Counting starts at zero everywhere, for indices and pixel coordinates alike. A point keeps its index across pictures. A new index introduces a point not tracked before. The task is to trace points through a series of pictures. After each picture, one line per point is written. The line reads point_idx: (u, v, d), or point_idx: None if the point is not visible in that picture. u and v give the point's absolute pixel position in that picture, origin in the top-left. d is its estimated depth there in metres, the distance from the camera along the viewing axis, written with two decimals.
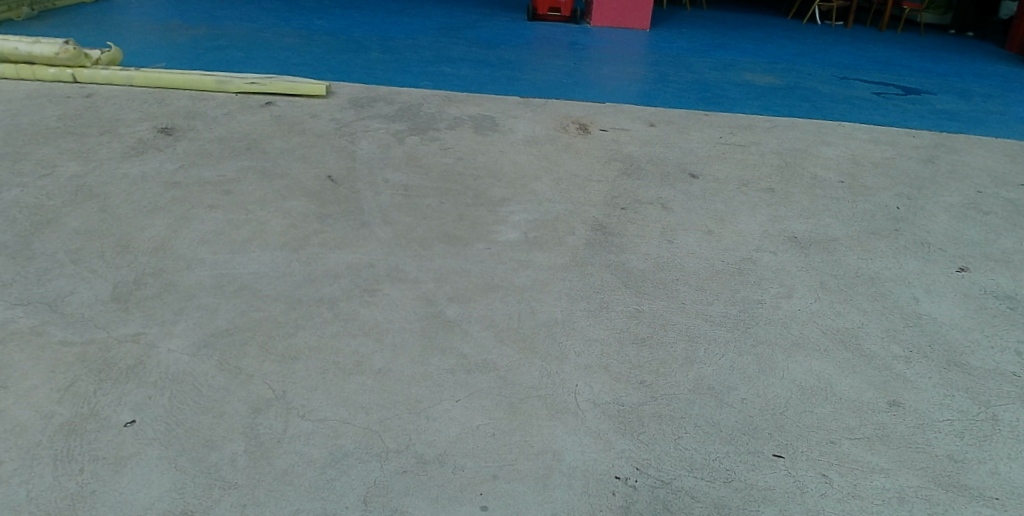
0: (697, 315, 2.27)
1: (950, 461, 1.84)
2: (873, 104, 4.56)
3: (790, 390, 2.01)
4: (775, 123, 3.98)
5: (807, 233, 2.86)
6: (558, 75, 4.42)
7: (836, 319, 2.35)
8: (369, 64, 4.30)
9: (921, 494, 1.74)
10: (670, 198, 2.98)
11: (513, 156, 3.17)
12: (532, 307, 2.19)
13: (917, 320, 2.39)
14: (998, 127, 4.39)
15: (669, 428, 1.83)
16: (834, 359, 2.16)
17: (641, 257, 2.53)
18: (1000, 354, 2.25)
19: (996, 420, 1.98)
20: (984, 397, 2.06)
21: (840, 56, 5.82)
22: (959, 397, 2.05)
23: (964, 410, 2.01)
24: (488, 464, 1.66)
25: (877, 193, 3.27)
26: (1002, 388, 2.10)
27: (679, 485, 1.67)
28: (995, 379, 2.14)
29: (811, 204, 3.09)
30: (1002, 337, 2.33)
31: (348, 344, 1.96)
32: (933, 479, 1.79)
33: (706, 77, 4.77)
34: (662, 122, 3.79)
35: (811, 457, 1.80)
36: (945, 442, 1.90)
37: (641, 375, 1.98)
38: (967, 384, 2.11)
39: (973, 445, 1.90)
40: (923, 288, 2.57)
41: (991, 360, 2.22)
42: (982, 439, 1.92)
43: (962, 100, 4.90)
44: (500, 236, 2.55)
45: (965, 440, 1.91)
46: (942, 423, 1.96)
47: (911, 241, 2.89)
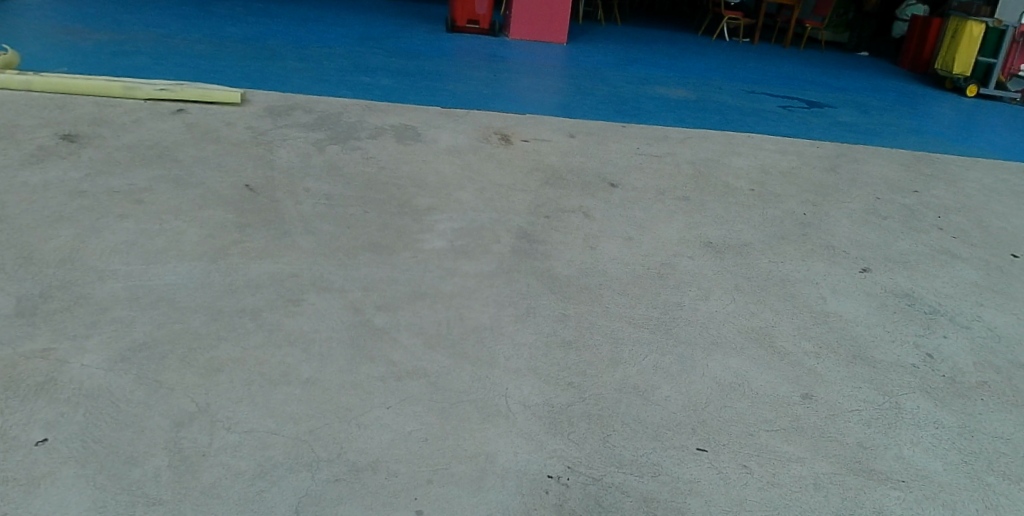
0: (621, 317, 2.34)
1: (860, 448, 1.97)
2: (780, 117, 4.81)
3: (710, 387, 2.11)
4: (689, 135, 4.14)
5: (721, 239, 2.98)
6: (478, 87, 4.46)
7: (750, 318, 2.48)
8: (286, 73, 4.21)
9: (834, 480, 1.85)
10: (591, 206, 3.05)
11: (436, 166, 3.18)
12: (461, 313, 2.20)
13: (825, 317, 2.58)
14: (890, 140, 4.74)
15: (598, 427, 1.87)
16: (749, 356, 2.29)
17: (566, 263, 2.58)
18: (901, 347, 2.48)
19: (899, 409, 2.16)
20: (888, 388, 2.25)
21: (747, 72, 6.12)
22: (865, 389, 2.22)
23: (868, 400, 2.18)
24: (421, 469, 1.64)
25: (784, 200, 3.45)
26: (904, 378, 2.31)
27: (610, 481, 1.72)
28: (898, 370, 2.35)
29: (724, 211, 3.23)
30: (901, 332, 2.58)
31: (275, 354, 1.91)
32: (844, 466, 1.90)
33: (622, 90, 4.92)
34: (581, 133, 3.88)
35: (733, 448, 1.89)
36: (854, 431, 2.03)
37: (569, 376, 2.03)
38: (873, 376, 2.29)
39: (879, 432, 2.05)
40: (829, 288, 2.77)
41: (894, 353, 2.44)
42: (887, 426, 2.08)
43: (859, 113, 5.25)
44: (426, 244, 2.55)
45: (872, 428, 2.06)
46: (850, 413, 2.11)
47: (817, 244, 3.09)
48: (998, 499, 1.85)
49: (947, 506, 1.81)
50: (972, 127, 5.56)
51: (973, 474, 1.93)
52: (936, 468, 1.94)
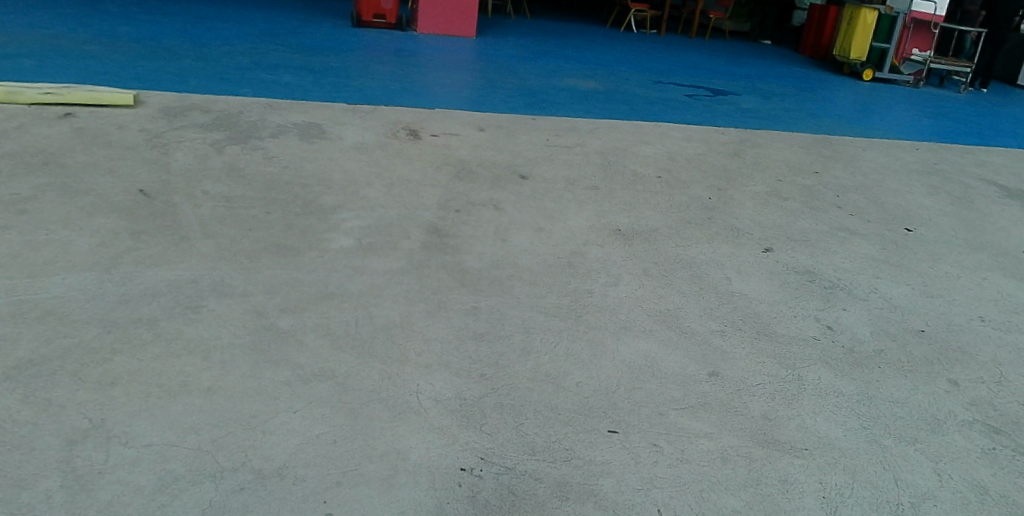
0: (531, 307, 2.37)
1: (765, 420, 2.07)
2: (686, 106, 4.95)
3: (620, 370, 2.18)
4: (597, 125, 4.21)
5: (630, 226, 3.05)
6: (386, 82, 4.41)
7: (658, 302, 2.56)
8: (183, 73, 4.06)
9: (741, 452, 1.93)
10: (501, 199, 3.07)
11: (343, 163, 3.13)
12: (369, 312, 2.18)
13: (729, 297, 2.68)
14: (790, 124, 4.95)
15: (510, 416, 1.90)
16: (657, 338, 2.37)
17: (477, 257, 2.59)
18: (801, 322, 2.62)
19: (801, 380, 2.29)
20: (790, 361, 2.38)
21: (654, 62, 6.26)
22: (769, 363, 2.34)
23: (772, 373, 2.29)
24: (330, 471, 1.62)
25: (691, 186, 3.56)
26: (806, 350, 2.45)
27: (522, 469, 1.74)
28: (800, 343, 2.49)
29: (632, 199, 3.31)
30: (802, 307, 2.72)
31: (174, 363, 1.85)
32: (750, 438, 1.99)
33: (531, 83, 4.96)
34: (490, 127, 3.90)
35: (643, 428, 1.95)
36: (759, 404, 2.13)
37: (481, 368, 2.04)
38: (776, 351, 2.41)
39: (783, 403, 2.16)
40: (734, 269, 2.88)
41: (796, 326, 2.59)
42: (789, 398, 2.19)
43: (761, 100, 5.46)
44: (333, 243, 2.51)
45: (776, 400, 2.16)
46: (754, 387, 2.21)
47: (722, 227, 3.20)
48: (895, 459, 2.00)
49: (847, 469, 1.93)
50: (867, 110, 5.87)
51: (872, 438, 2.07)
52: (837, 435, 2.06)
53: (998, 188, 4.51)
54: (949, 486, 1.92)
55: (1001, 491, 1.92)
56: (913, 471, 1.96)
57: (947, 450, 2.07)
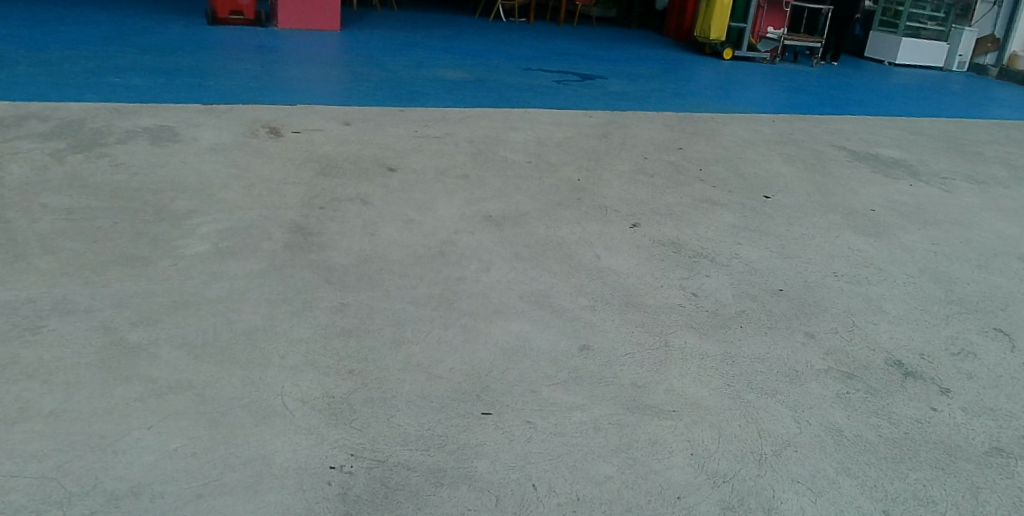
0: (401, 299, 2.38)
1: (634, 387, 2.19)
2: (555, 91, 5.06)
3: (493, 352, 2.24)
4: (467, 114, 4.24)
5: (501, 211, 3.10)
6: (246, 80, 4.27)
7: (529, 284, 2.63)
8: (16, 80, 3.77)
9: (612, 420, 2.05)
10: (368, 193, 3.04)
11: (198, 166, 3.02)
12: (229, 317, 2.12)
13: (598, 273, 2.78)
14: (655, 104, 5.16)
15: (381, 409, 1.90)
16: (530, 318, 2.44)
17: (344, 252, 2.56)
18: (667, 291, 2.75)
19: (668, 346, 2.42)
20: (658, 329, 2.51)
21: (523, 50, 6.36)
22: (637, 333, 2.47)
23: (641, 342, 2.42)
24: (191, 484, 1.58)
25: (560, 168, 3.66)
26: (672, 318, 2.59)
27: (395, 460, 1.76)
28: (667, 311, 2.62)
29: (503, 184, 3.36)
30: (668, 277, 2.86)
31: (11, 390, 1.74)
32: (620, 405, 2.11)
33: (399, 75, 4.93)
34: (356, 120, 3.85)
35: (516, 407, 2.03)
36: (628, 372, 2.26)
37: (349, 365, 2.03)
38: (644, 320, 2.54)
39: (651, 370, 2.29)
40: (602, 246, 2.99)
41: (663, 296, 2.72)
42: (657, 364, 2.32)
43: (627, 82, 5.66)
44: (188, 249, 2.42)
45: (644, 367, 2.30)
46: (624, 357, 2.33)
47: (591, 206, 3.30)
48: (756, 410, 2.18)
49: (712, 425, 2.09)
50: (727, 87, 6.19)
51: (735, 395, 2.23)
52: (702, 394, 2.21)
53: (846, 153, 4.88)
54: (807, 431, 2.11)
55: (856, 432, 2.13)
56: (774, 421, 2.14)
57: (805, 399, 2.25)
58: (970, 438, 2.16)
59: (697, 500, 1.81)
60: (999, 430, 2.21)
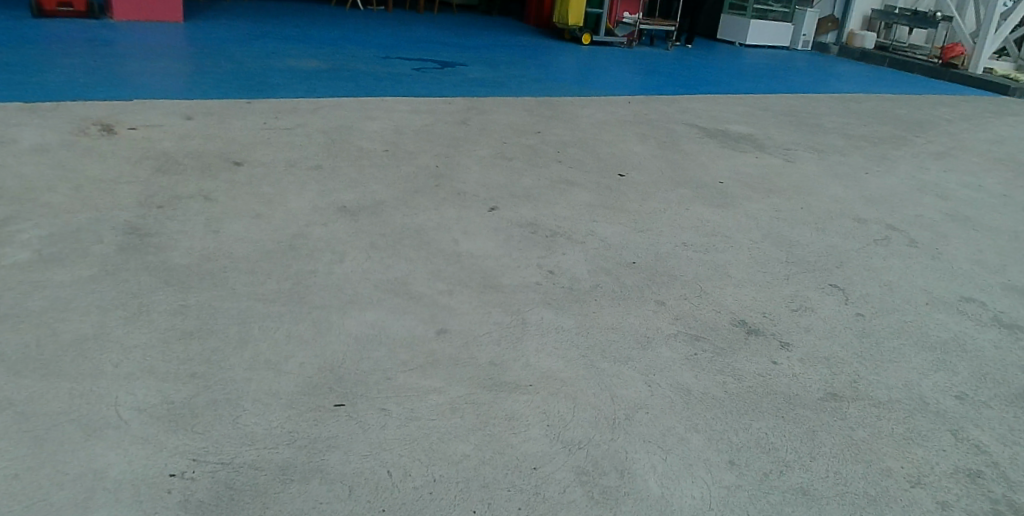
0: (247, 296, 2.38)
1: (491, 366, 2.25)
2: (412, 79, 5.13)
3: (347, 343, 2.24)
4: (320, 104, 4.23)
5: (355, 201, 3.12)
6: (78, 76, 4.10)
7: (385, 271, 2.65)
8: None
9: (468, 399, 2.10)
10: (211, 189, 3.04)
11: (19, 169, 2.94)
12: (54, 328, 2.09)
13: (457, 257, 2.83)
14: (512, 89, 5.32)
15: (225, 412, 1.89)
16: (386, 306, 2.46)
17: (184, 252, 2.57)
18: (524, 271, 2.83)
19: (524, 323, 2.50)
20: (515, 307, 2.58)
21: (383, 40, 6.40)
22: (495, 313, 2.53)
23: (498, 321, 2.49)
24: (11, 507, 1.53)
25: (416, 155, 3.71)
26: (529, 295, 2.67)
27: (240, 461, 1.75)
28: (524, 289, 2.70)
29: (358, 174, 3.37)
30: (526, 257, 2.93)
31: None
32: (477, 385, 2.16)
33: (249, 66, 4.85)
34: (199, 114, 3.82)
35: (371, 396, 2.05)
36: (485, 352, 2.31)
37: (190, 368, 2.02)
38: (501, 300, 2.61)
39: (507, 348, 2.36)
40: (460, 231, 3.04)
41: (521, 276, 2.79)
42: (514, 341, 2.39)
43: (486, 69, 5.80)
44: (5, 258, 2.37)
45: (501, 345, 2.36)
46: (481, 337, 2.39)
47: (448, 192, 3.37)
48: (609, 378, 2.29)
49: (567, 396, 2.17)
50: (586, 72, 6.40)
51: (589, 365, 2.34)
52: (557, 366, 2.30)
53: (696, 130, 5.17)
54: (658, 393, 2.24)
55: (702, 390, 2.29)
56: (626, 386, 2.26)
57: (656, 363, 2.39)
58: (807, 387, 2.37)
59: (553, 468, 1.90)
60: (833, 376, 2.45)
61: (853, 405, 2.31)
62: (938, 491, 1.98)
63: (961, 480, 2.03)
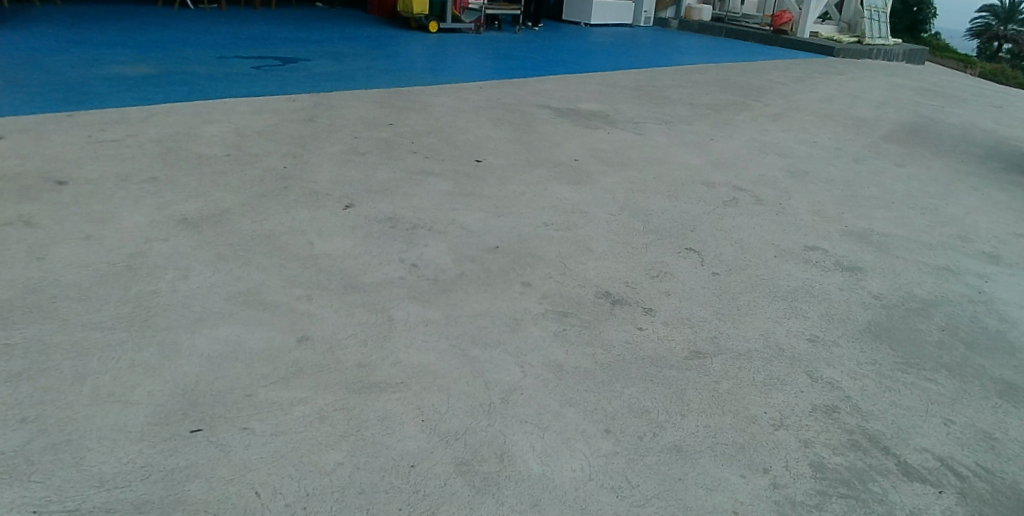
0: (82, 326, 2.19)
1: (358, 368, 2.18)
2: (253, 78, 4.90)
3: (199, 364, 2.11)
4: (152, 111, 3.95)
5: (198, 212, 2.94)
6: None
7: (238, 283, 2.51)
8: None
9: (338, 406, 2.02)
10: (32, 212, 2.77)
11: None
12: None
13: (314, 260, 2.73)
14: (360, 82, 5.21)
15: (68, 454, 1.75)
16: (240, 320, 2.33)
17: (3, 285, 2.32)
18: (387, 267, 2.76)
19: (390, 320, 2.44)
20: (379, 305, 2.52)
21: (218, 39, 6.07)
22: (358, 312, 2.45)
23: (363, 321, 2.41)
24: None
25: (263, 158, 3.54)
26: (393, 291, 2.61)
27: (89, 506, 1.63)
28: (388, 285, 2.64)
29: (200, 183, 3.18)
30: (387, 253, 2.87)
31: None
32: (345, 389, 2.09)
33: (66, 76, 4.45)
34: (10, 132, 3.45)
35: (231, 416, 1.93)
36: (352, 354, 2.24)
37: (22, 413, 1.85)
38: (364, 299, 2.53)
39: (374, 347, 2.29)
40: (316, 232, 2.93)
41: (383, 272, 2.72)
42: (380, 339, 2.33)
43: (332, 63, 5.65)
44: None
45: (368, 346, 2.29)
46: (346, 339, 2.31)
47: (300, 193, 3.24)
48: (481, 364, 2.27)
49: (441, 389, 2.14)
50: (436, 61, 6.35)
51: (461, 354, 2.31)
52: (429, 359, 2.26)
53: (549, 111, 5.26)
54: (531, 373, 2.25)
55: (574, 364, 2.33)
56: (499, 370, 2.25)
57: (526, 344, 2.40)
58: (672, 348, 2.48)
59: (431, 464, 1.87)
60: (696, 335, 2.57)
61: (715, 360, 2.44)
62: (798, 431, 2.13)
63: (818, 416, 2.20)
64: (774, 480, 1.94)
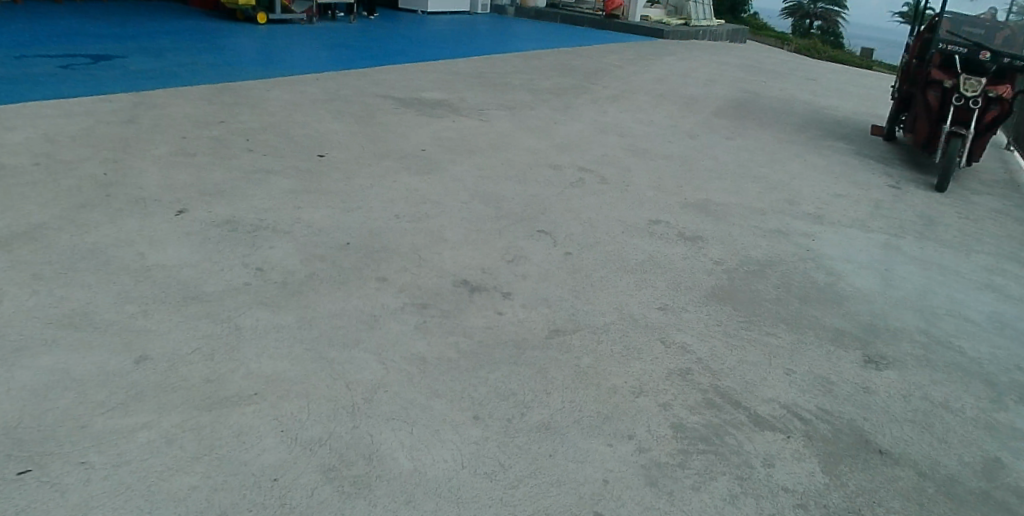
0: None
1: (207, 383, 2.05)
2: (60, 77, 4.47)
3: (20, 400, 1.90)
4: None
5: (5, 230, 2.64)
6: None
7: (60, 305, 2.28)
8: None
9: (187, 426, 1.89)
10: None
11: None
12: None
13: (147, 272, 2.53)
14: (186, 78, 4.90)
15: None
16: (66, 346, 2.12)
17: None
18: (231, 273, 2.61)
19: (239, 329, 2.30)
20: (225, 314, 2.37)
21: (14, 37, 5.47)
22: (203, 324, 2.30)
23: (207, 333, 2.26)
24: None
25: (79, 165, 3.24)
26: (240, 298, 2.47)
27: None
28: (233, 292, 2.49)
29: (5, 198, 2.85)
30: (230, 258, 2.71)
31: None
32: (194, 408, 1.96)
33: None
34: None
35: (63, 453, 1.76)
36: (199, 369, 2.10)
37: None
38: (208, 310, 2.38)
39: (223, 359, 2.15)
40: (148, 242, 2.72)
41: (227, 279, 2.57)
42: (230, 350, 2.20)
43: (152, 59, 5.27)
44: None
45: (216, 358, 2.15)
46: (191, 354, 2.16)
47: (126, 201, 2.99)
48: (341, 365, 2.20)
49: (299, 395, 2.05)
50: (268, 55, 6.06)
51: (318, 357, 2.23)
52: (285, 366, 2.16)
53: (393, 101, 5.19)
54: (393, 369, 2.21)
55: (437, 355, 2.31)
56: (361, 369, 2.19)
57: (385, 340, 2.36)
58: (532, 329, 2.52)
59: (296, 474, 1.79)
60: (553, 314, 2.64)
61: (574, 336, 2.51)
62: (658, 395, 2.24)
63: (674, 380, 2.32)
64: (639, 445, 2.02)
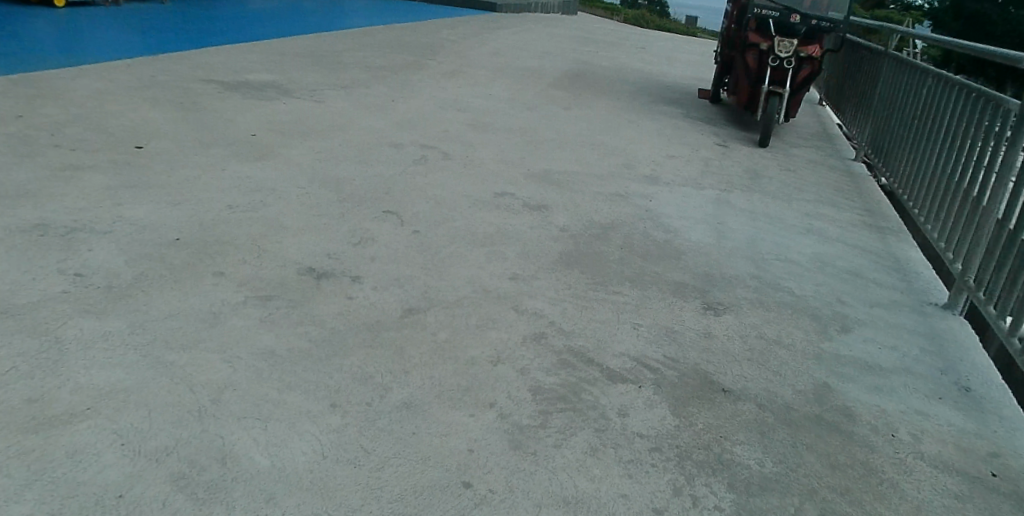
0: None
1: (28, 405, 1.87)
2: None
3: None
4: None
5: None
6: None
7: None
8: None
9: (10, 453, 1.73)
10: None
11: None
12: None
13: None
14: None
15: None
16: None
17: None
18: (45, 282, 2.38)
19: (61, 341, 2.12)
20: (43, 327, 2.17)
21: None
22: (17, 341, 2.09)
23: (23, 350, 2.06)
24: None
25: None
26: (59, 308, 2.27)
27: None
28: (50, 303, 2.28)
29: None
30: (42, 266, 2.47)
31: None
32: (16, 433, 1.79)
33: None
34: None
35: None
36: (17, 391, 1.91)
37: None
38: (22, 325, 2.17)
39: (45, 376, 1.98)
40: None
41: (41, 289, 2.35)
42: (52, 366, 2.02)
43: None
44: None
45: (36, 376, 1.97)
46: (6, 375, 1.96)
47: None
48: (183, 368, 2.09)
49: (138, 405, 1.93)
50: (67, 43, 5.51)
51: (156, 362, 2.10)
52: (118, 376, 2.02)
53: (216, 85, 4.90)
54: (241, 366, 2.13)
55: (287, 346, 2.25)
56: (205, 370, 2.10)
57: (230, 336, 2.26)
58: (385, 310, 2.52)
59: (144, 487, 1.69)
60: (406, 293, 2.64)
61: (429, 313, 2.53)
62: (515, 362, 2.32)
63: (529, 345, 2.41)
64: (501, 411, 2.09)
